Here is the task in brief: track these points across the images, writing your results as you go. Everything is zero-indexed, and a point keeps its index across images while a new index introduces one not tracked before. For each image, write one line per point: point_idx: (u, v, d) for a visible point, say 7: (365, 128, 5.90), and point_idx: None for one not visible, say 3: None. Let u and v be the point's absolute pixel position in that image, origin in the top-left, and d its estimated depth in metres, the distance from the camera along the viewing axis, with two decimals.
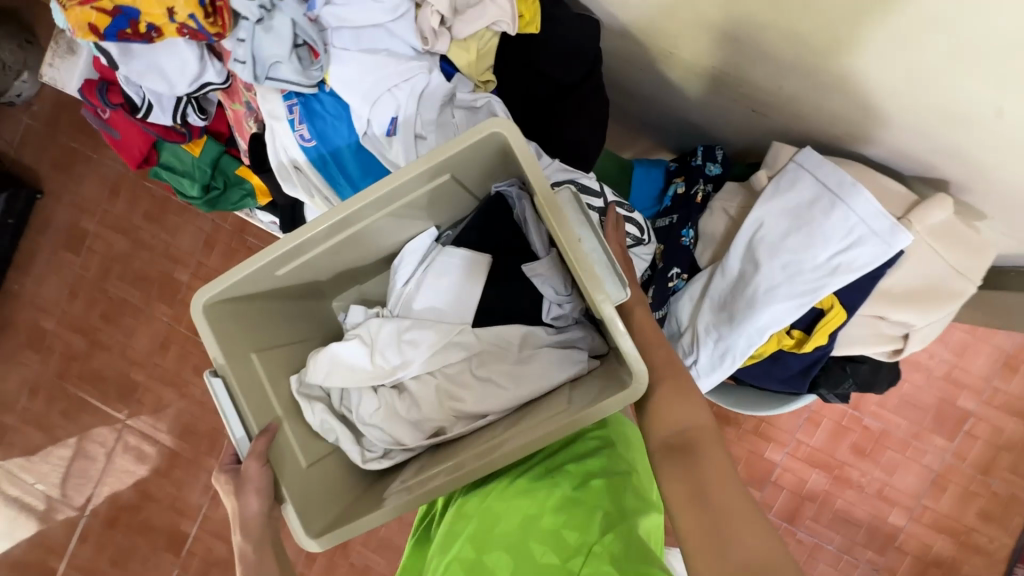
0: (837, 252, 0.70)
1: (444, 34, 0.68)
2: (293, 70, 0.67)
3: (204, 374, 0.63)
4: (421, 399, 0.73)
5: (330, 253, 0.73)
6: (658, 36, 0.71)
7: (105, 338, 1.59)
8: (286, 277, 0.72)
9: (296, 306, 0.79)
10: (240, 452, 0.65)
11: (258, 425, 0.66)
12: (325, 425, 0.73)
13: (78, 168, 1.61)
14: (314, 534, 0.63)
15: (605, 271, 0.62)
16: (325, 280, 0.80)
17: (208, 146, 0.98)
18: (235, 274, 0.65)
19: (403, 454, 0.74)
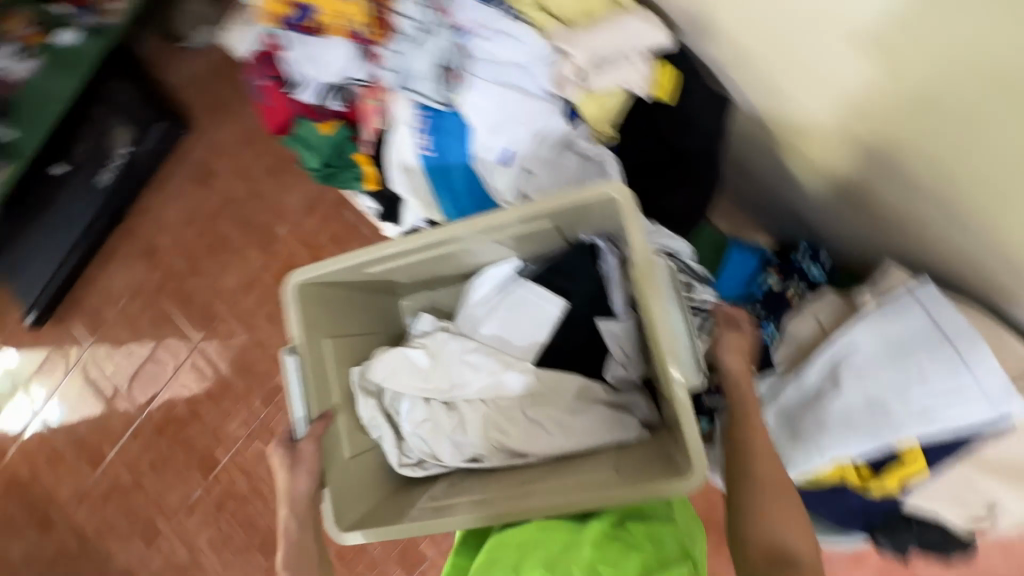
0: (931, 400, 0.64)
1: (576, 84, 0.72)
2: (431, 86, 0.74)
3: (281, 350, 0.67)
4: (468, 422, 0.74)
5: (419, 261, 0.77)
6: (797, 135, 0.69)
7: (202, 266, 1.78)
8: (374, 273, 0.77)
9: (370, 298, 0.85)
10: (296, 431, 0.68)
11: (319, 408, 0.69)
12: (372, 421, 0.75)
13: (224, 111, 1.80)
14: (342, 525, 0.65)
15: (684, 353, 0.61)
16: (404, 281, 0.85)
17: (337, 129, 1.02)
18: (333, 263, 0.71)
19: (435, 468, 0.76)
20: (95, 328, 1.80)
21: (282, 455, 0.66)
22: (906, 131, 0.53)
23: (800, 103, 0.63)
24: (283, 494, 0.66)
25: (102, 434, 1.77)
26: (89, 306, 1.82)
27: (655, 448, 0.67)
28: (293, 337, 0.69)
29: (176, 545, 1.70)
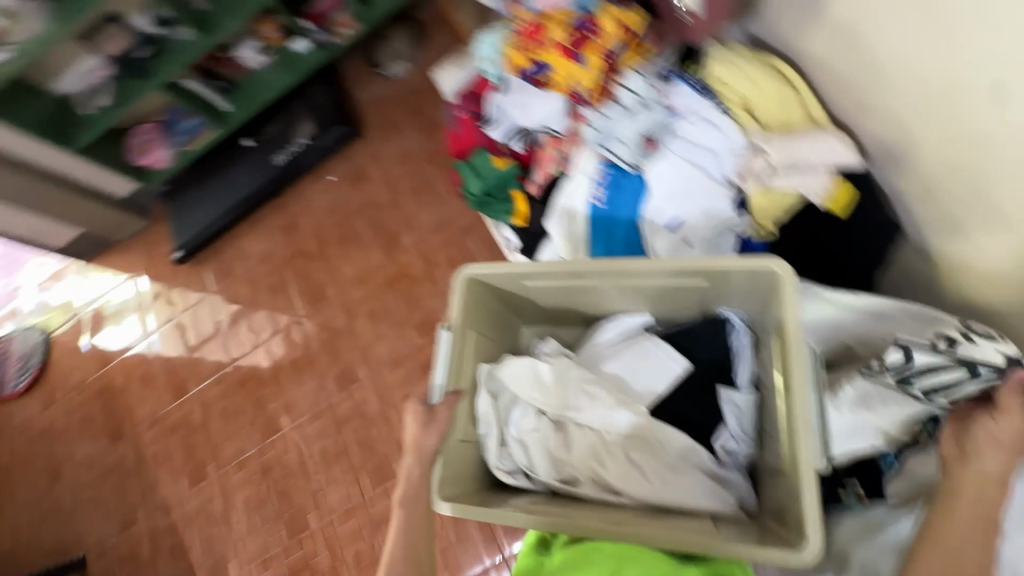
0: None
1: (752, 179, 0.85)
2: (626, 151, 0.91)
3: (440, 325, 0.76)
4: (573, 445, 0.80)
5: (570, 288, 0.86)
6: None
7: (328, 253, 2.20)
8: (526, 287, 0.87)
9: (506, 311, 0.93)
10: (430, 397, 0.76)
11: (452, 382, 0.77)
12: (484, 417, 0.82)
13: (397, 148, 2.22)
14: (444, 497, 0.72)
15: (817, 435, 0.65)
16: (540, 305, 0.93)
17: (509, 166, 1.17)
18: (504, 267, 0.80)
19: (523, 480, 0.81)
20: (258, 291, 2.25)
21: (421, 411, 0.73)
22: None
23: None
24: (415, 447, 0.72)
25: (237, 375, 2.18)
26: (258, 272, 2.28)
27: (755, 533, 0.70)
28: (450, 318, 0.79)
29: (258, 486, 2.01)
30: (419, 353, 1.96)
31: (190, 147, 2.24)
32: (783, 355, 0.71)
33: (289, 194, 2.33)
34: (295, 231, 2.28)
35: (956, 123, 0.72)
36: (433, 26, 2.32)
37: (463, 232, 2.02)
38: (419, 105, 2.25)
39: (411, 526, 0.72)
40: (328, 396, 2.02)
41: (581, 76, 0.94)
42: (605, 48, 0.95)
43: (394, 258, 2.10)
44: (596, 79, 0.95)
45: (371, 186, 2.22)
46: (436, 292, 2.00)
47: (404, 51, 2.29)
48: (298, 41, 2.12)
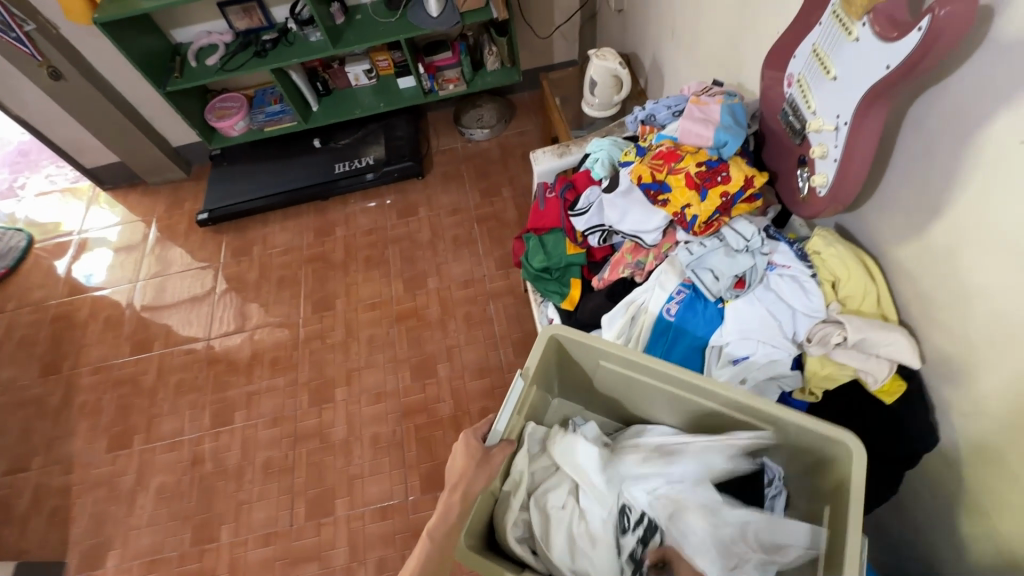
0: None
1: (825, 348, 0.83)
2: (713, 282, 0.91)
3: (517, 373, 0.81)
4: (594, 538, 0.83)
5: (633, 383, 0.90)
6: (983, 496, 0.78)
7: (351, 267, 2.20)
8: (596, 365, 0.91)
9: (561, 380, 0.98)
10: (485, 438, 0.81)
11: (508, 430, 0.83)
12: (518, 475, 0.86)
13: (451, 198, 2.31)
14: (464, 540, 0.79)
15: None
16: (593, 389, 0.97)
17: (576, 254, 1.24)
18: (590, 338, 0.85)
19: (527, 552, 0.84)
20: (265, 278, 2.21)
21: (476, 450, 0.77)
22: None
23: (1009, 472, 0.73)
24: (459, 485, 0.76)
25: (209, 352, 2.07)
26: (274, 260, 2.26)
27: None
28: (525, 367, 0.84)
29: (180, 475, 1.84)
30: (403, 396, 1.88)
31: (266, 128, 2.34)
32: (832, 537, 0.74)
33: (335, 201, 2.38)
34: (327, 236, 2.29)
35: None
36: (522, 108, 2.50)
37: (488, 295, 2.04)
38: (485, 168, 2.36)
39: (431, 553, 0.75)
40: (294, 406, 1.91)
41: (696, 206, 0.91)
42: (731, 190, 0.91)
43: (412, 295, 2.09)
44: (709, 215, 0.92)
45: (415, 222, 2.27)
46: (442, 341, 1.97)
47: (491, 121, 2.45)
48: (404, 80, 2.31)
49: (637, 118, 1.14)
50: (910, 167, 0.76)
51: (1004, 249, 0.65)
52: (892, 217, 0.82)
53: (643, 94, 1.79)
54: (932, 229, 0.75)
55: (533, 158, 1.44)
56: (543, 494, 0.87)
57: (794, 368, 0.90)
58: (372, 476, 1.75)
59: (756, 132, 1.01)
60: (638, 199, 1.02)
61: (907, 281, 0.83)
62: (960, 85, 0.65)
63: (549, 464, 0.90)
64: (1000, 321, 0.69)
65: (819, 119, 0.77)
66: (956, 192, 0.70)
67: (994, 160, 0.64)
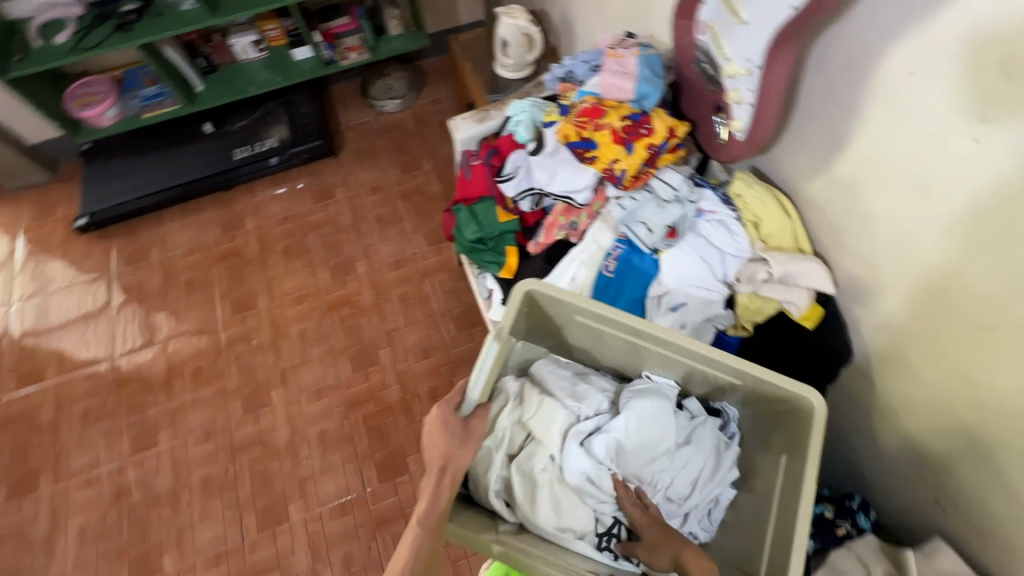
0: None
1: (754, 285, 0.89)
2: (646, 234, 0.94)
3: (490, 333, 0.78)
4: (574, 500, 0.83)
5: (603, 335, 0.90)
6: (891, 396, 0.89)
7: (271, 261, 2.03)
8: (570, 319, 0.89)
9: (533, 333, 0.96)
10: (459, 407, 0.78)
11: (483, 398, 0.79)
12: (502, 431, 0.87)
13: (368, 176, 2.18)
14: (449, 519, 0.78)
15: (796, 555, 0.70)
16: (564, 339, 0.96)
17: (509, 221, 1.20)
18: (567, 295, 0.82)
19: (502, 507, 0.83)
20: (171, 283, 2.00)
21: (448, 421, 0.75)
22: (1000, 428, 0.71)
23: (910, 369, 0.83)
24: (448, 467, 0.73)
25: (116, 372, 1.86)
26: (179, 262, 2.04)
27: None
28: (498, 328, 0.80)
29: (104, 511, 1.66)
30: (346, 388, 1.80)
31: (143, 115, 2.06)
32: (787, 481, 0.81)
33: (240, 190, 2.17)
34: (236, 229, 2.09)
35: (928, 300, 0.75)
36: (433, 74, 2.39)
37: (422, 273, 1.98)
38: (404, 141, 2.25)
39: (421, 543, 0.71)
40: (226, 418, 1.77)
41: (624, 160, 0.93)
42: (655, 142, 0.93)
43: (341, 283, 1.98)
44: (637, 168, 0.94)
45: (334, 206, 2.13)
46: (380, 326, 1.90)
47: (401, 90, 2.32)
48: (299, 50, 2.11)
49: (557, 76, 1.14)
50: (812, 107, 0.80)
51: (902, 175, 0.71)
52: (802, 154, 0.86)
53: (555, 51, 1.76)
54: (837, 163, 0.81)
55: (451, 129, 1.38)
56: (527, 457, 0.86)
57: (726, 307, 0.95)
58: (325, 474, 1.68)
59: (673, 84, 1.03)
60: (567, 161, 1.01)
61: (816, 214, 0.89)
62: (853, 24, 0.69)
63: (521, 427, 0.89)
64: (904, 241, 0.75)
65: (732, 64, 0.78)
66: (857, 126, 0.75)
67: (889, 93, 0.69)
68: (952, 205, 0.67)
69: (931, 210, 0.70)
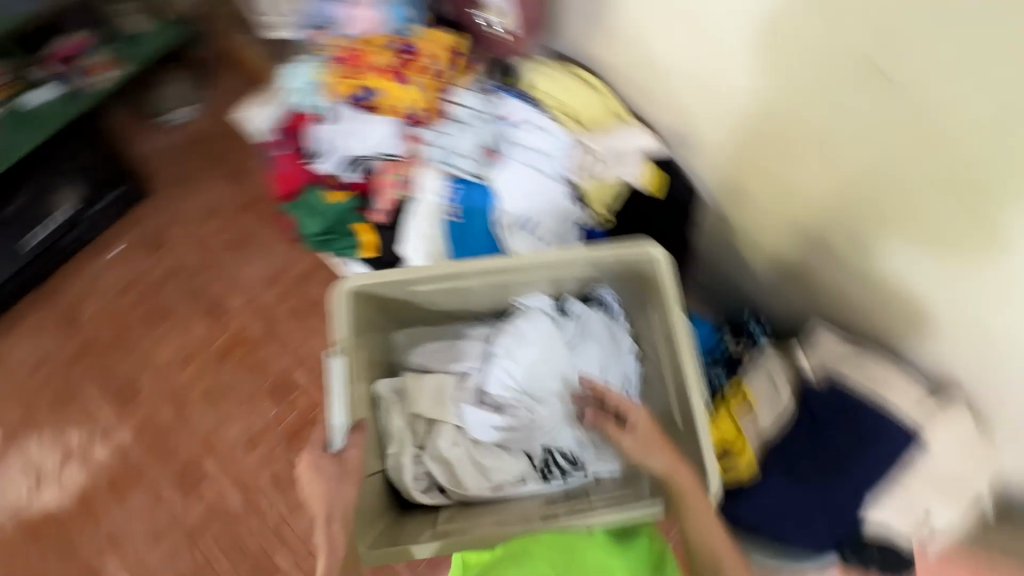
0: (885, 423, 0.82)
1: (586, 172, 0.89)
2: (467, 163, 0.89)
3: (327, 351, 0.69)
4: (495, 454, 0.78)
5: (452, 288, 0.83)
6: (745, 224, 0.92)
7: (131, 337, 1.61)
8: (412, 293, 0.82)
9: (386, 321, 0.85)
10: (330, 445, 0.65)
11: (353, 417, 0.68)
12: (398, 430, 0.80)
13: (183, 188, 1.77)
14: (364, 546, 0.67)
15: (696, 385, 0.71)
16: (419, 309, 0.86)
17: (344, 198, 0.98)
18: (385, 275, 0.76)
19: (436, 496, 0.78)
20: (33, 408, 1.54)
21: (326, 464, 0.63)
22: (836, 216, 0.77)
23: (748, 194, 0.86)
24: (334, 514, 0.62)
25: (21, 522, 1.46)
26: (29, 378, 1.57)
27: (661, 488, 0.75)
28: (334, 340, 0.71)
29: None
30: (278, 426, 1.53)
31: None
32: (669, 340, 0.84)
33: (66, 274, 1.66)
34: (75, 323, 1.62)
35: (736, 126, 0.78)
36: (219, 62, 1.88)
37: (301, 279, 1.65)
38: (218, 148, 1.79)
39: None
40: (171, 507, 1.47)
41: (405, 95, 0.93)
42: (425, 65, 0.95)
43: (221, 326, 1.62)
44: (422, 98, 0.93)
45: (172, 250, 1.69)
46: (286, 353, 1.61)
47: (183, 96, 1.83)
48: (32, 91, 1.39)
49: (310, 26, 1.03)
50: None
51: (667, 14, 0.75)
52: (583, 24, 0.89)
53: None
54: (617, 24, 0.83)
55: (248, 130, 1.23)
56: (432, 441, 0.80)
57: (578, 203, 0.89)
58: (294, 511, 1.49)
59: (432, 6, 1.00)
60: (360, 117, 0.94)
61: (620, 80, 0.90)
62: None
63: (416, 415, 0.81)
64: (691, 79, 0.79)
65: None
66: None
67: None
68: (715, 27, 0.70)
69: (700, 41, 0.73)
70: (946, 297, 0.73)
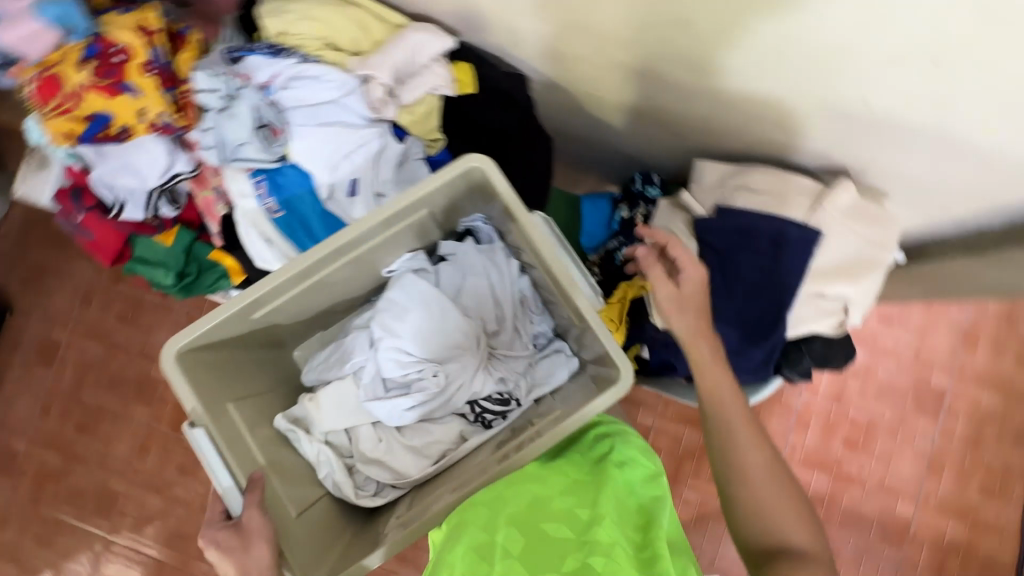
0: (779, 230, 0.80)
1: (391, 102, 0.76)
2: (256, 149, 0.74)
3: (183, 427, 0.64)
4: (425, 428, 0.79)
5: (303, 295, 0.76)
6: (579, 82, 0.82)
7: (80, 450, 1.34)
8: (263, 317, 0.74)
9: (261, 354, 0.81)
10: (230, 509, 0.64)
11: (242, 474, 0.66)
12: (317, 453, 0.78)
13: (25, 264, 1.39)
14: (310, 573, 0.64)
15: (583, 285, 0.73)
16: (287, 324, 0.81)
17: (179, 235, 0.88)
18: (210, 319, 0.67)
19: (387, 494, 0.77)
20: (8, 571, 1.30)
21: (229, 536, 0.59)
22: (656, 42, 0.67)
23: (565, 53, 0.76)
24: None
25: None
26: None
27: (588, 389, 0.74)
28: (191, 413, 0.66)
29: None
30: None
31: None
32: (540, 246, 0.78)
33: None
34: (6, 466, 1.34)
35: None
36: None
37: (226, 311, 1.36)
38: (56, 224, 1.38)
39: None
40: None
41: (147, 106, 0.74)
42: (145, 59, 0.74)
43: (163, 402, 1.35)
44: (168, 99, 0.75)
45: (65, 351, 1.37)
46: None
47: None
48: None
49: None
50: None
51: None
52: None
53: None
54: None
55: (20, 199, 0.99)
56: (356, 448, 0.79)
57: (404, 136, 0.80)
58: None
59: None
60: (120, 146, 0.77)
61: None
62: None
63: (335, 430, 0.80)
64: None
65: None
66: None
67: None
68: None
69: None
70: (790, 88, 0.67)
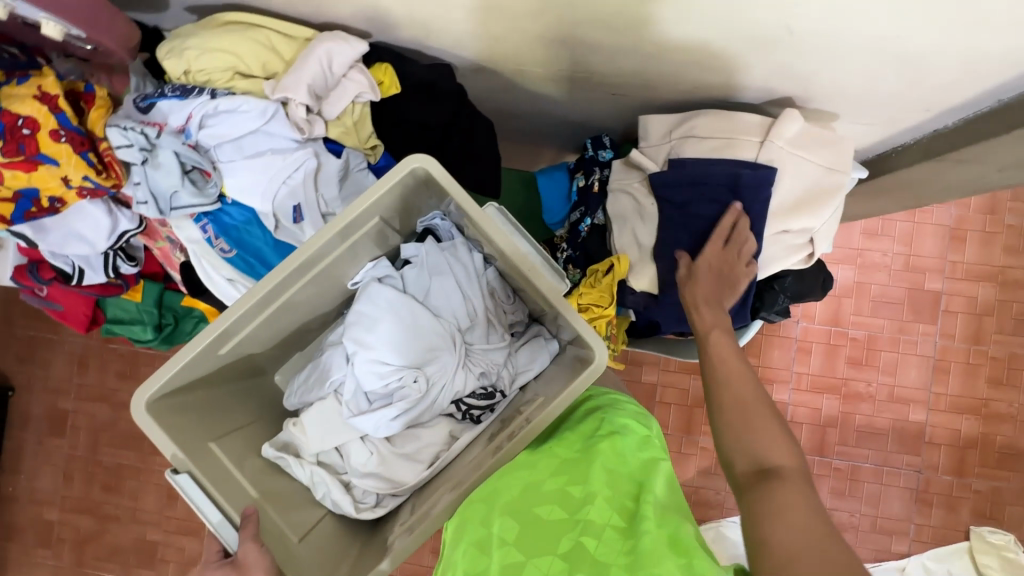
0: (734, 170, 0.78)
1: (317, 119, 0.75)
2: (190, 194, 0.74)
3: (166, 475, 0.66)
4: (415, 433, 0.79)
5: (266, 325, 0.75)
6: (505, 60, 0.79)
7: (111, 509, 1.36)
8: (230, 353, 0.74)
9: (238, 387, 0.81)
10: (228, 546, 0.66)
11: (232, 510, 0.68)
12: (310, 475, 0.79)
13: (16, 342, 1.39)
14: None
15: (546, 269, 0.75)
16: (259, 354, 0.81)
17: (148, 289, 0.92)
18: (174, 365, 0.67)
19: (387, 504, 0.78)
20: None
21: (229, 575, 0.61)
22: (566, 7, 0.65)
23: (481, 34, 0.73)
24: None
25: None
26: None
27: (567, 370, 0.74)
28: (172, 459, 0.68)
29: None
30: None
31: None
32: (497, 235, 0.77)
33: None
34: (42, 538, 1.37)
35: None
36: None
37: None
38: None
39: None
40: None
41: (65, 174, 0.71)
42: (51, 125, 0.70)
43: None
44: (87, 161, 0.72)
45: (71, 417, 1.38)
46: None
47: None
48: None
49: None
50: None
51: None
52: None
53: None
54: None
55: None
56: (348, 463, 0.79)
57: (339, 151, 0.79)
58: None
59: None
60: (58, 216, 0.76)
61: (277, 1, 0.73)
62: None
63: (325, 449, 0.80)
64: None
65: None
66: None
67: None
68: None
69: None
70: (709, 27, 0.64)
